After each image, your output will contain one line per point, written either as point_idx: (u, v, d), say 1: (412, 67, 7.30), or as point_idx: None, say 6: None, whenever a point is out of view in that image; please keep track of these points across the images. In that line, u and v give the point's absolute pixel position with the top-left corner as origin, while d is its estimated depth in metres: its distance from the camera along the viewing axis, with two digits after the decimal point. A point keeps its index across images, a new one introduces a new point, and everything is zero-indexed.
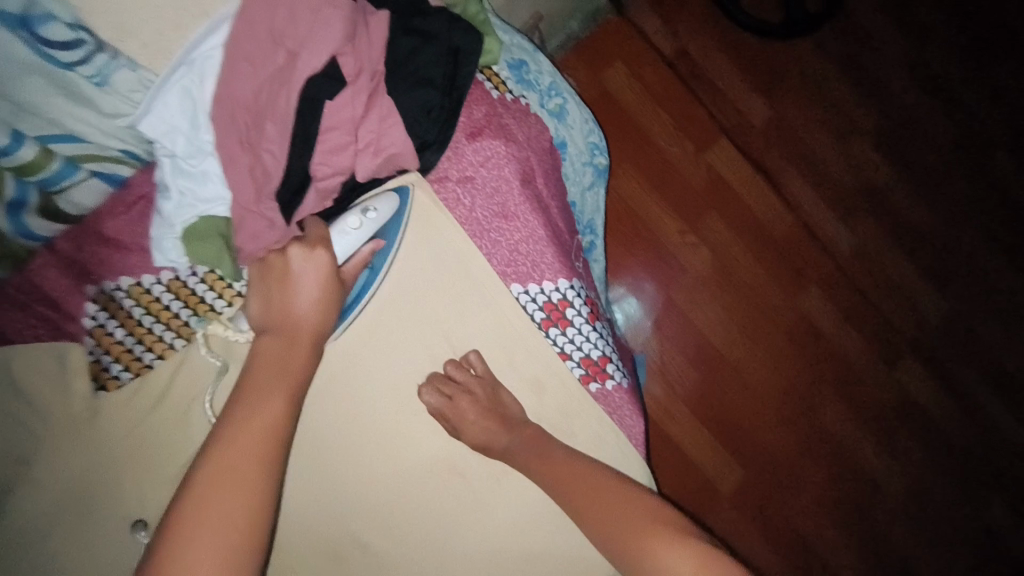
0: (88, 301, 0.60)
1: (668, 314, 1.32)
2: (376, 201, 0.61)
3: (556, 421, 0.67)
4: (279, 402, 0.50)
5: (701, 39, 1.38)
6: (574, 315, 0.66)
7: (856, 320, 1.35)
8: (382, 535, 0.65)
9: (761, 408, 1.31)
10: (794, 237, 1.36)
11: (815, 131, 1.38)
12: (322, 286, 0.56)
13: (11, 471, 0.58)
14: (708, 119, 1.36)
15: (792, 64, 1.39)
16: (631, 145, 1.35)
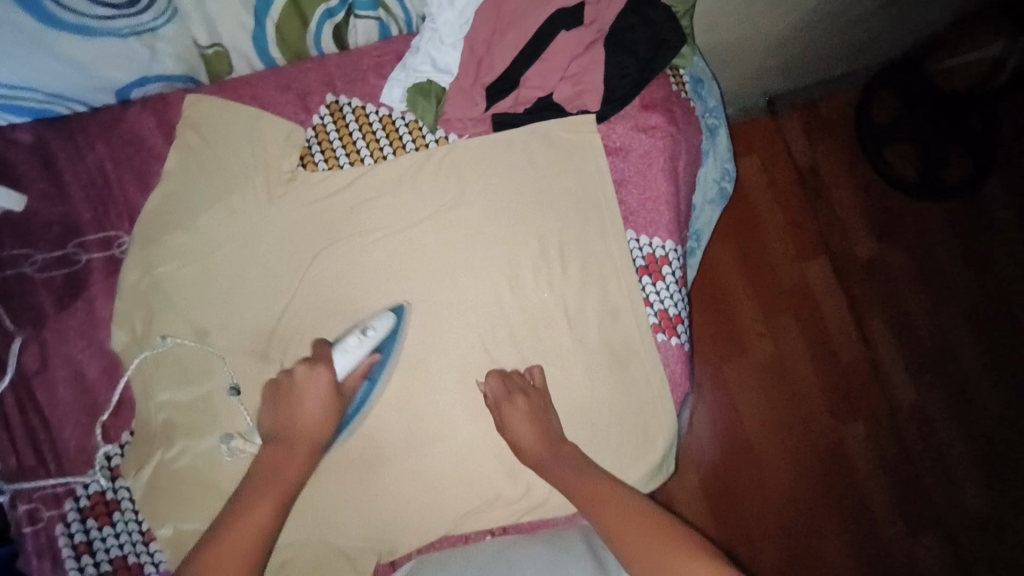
0: (324, 104, 0.77)
1: (713, 385, 1.38)
2: (375, 321, 0.70)
3: (615, 349, 0.75)
4: (262, 510, 0.58)
5: (836, 166, 1.48)
6: (667, 272, 0.77)
7: (892, 472, 1.35)
8: (441, 372, 0.74)
9: (769, 513, 1.32)
10: (858, 370, 1.39)
11: (911, 287, 1.44)
12: (320, 400, 0.65)
13: (215, 192, 0.74)
14: (817, 236, 1.45)
15: (912, 222, 1.46)
16: (739, 229, 1.45)
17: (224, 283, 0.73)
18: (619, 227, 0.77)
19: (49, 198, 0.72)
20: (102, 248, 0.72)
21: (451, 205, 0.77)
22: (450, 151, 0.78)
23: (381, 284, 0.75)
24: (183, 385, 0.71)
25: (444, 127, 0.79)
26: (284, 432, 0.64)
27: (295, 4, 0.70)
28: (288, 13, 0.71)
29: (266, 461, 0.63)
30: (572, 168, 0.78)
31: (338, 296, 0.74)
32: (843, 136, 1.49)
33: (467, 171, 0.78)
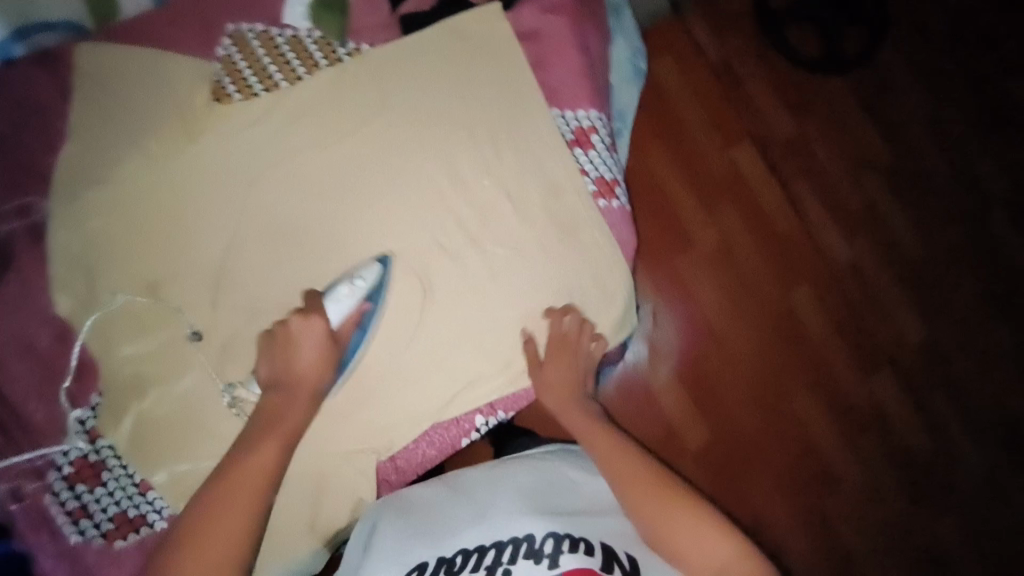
0: (225, 35, 0.75)
1: (670, 280, 1.44)
2: (362, 271, 0.72)
3: (562, 223, 0.79)
4: (271, 447, 0.61)
5: (745, 53, 1.53)
6: (597, 140, 0.82)
7: (841, 324, 1.46)
8: (402, 275, 0.76)
9: (739, 382, 1.42)
10: (795, 238, 1.49)
11: (831, 155, 1.53)
12: (314, 347, 0.66)
13: (130, 142, 0.72)
14: (736, 120, 1.51)
15: (823, 94, 1.54)
16: (665, 129, 1.50)
17: (162, 232, 0.72)
18: (543, 109, 0.80)
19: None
20: (20, 215, 0.70)
21: (378, 116, 0.77)
22: (364, 61, 0.77)
23: (326, 206, 0.76)
24: (145, 337, 0.70)
25: (353, 39, 0.78)
26: (281, 379, 0.66)
27: None
28: None
29: (270, 407, 0.64)
30: (488, 59, 0.80)
31: (285, 224, 0.75)
32: (746, 25, 1.54)
33: (384, 79, 0.78)
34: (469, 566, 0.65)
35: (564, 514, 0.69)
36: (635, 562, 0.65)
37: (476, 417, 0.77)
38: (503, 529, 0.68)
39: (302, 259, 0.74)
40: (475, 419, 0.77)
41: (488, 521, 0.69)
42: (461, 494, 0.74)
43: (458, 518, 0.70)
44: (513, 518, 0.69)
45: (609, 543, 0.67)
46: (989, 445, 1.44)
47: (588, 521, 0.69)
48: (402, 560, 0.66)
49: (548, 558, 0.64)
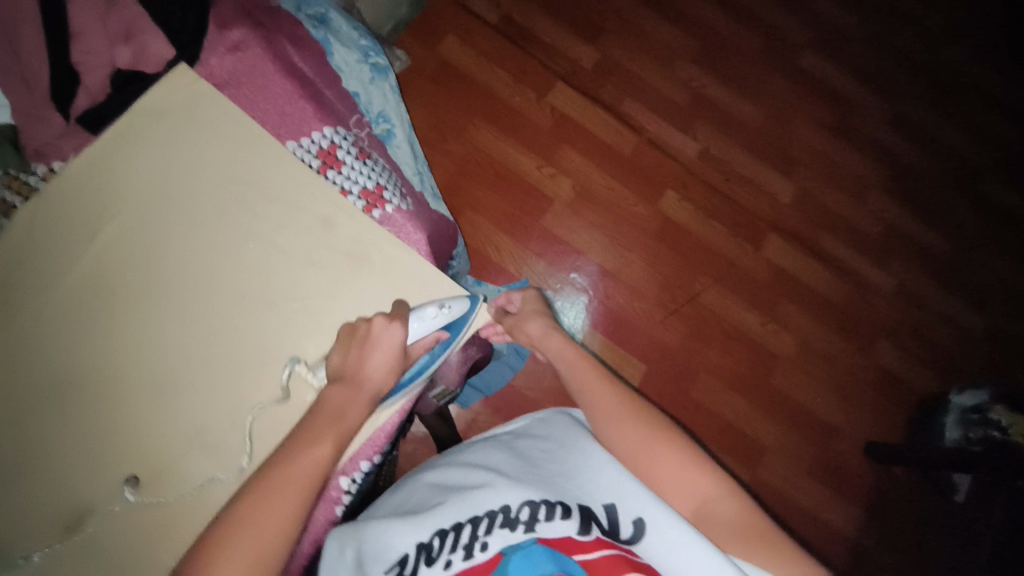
0: None
1: (549, 243, 1.41)
2: (452, 301, 0.71)
3: (349, 248, 0.74)
4: (326, 447, 0.61)
5: (523, 7, 1.54)
6: (344, 155, 0.80)
7: (716, 213, 1.48)
8: (199, 367, 0.69)
9: (648, 305, 1.41)
10: (643, 152, 1.49)
11: (643, 65, 1.56)
12: (390, 355, 0.67)
13: None
14: (543, 68, 1.50)
15: (609, 14, 1.58)
16: (477, 104, 1.45)
17: None
18: (274, 143, 0.75)
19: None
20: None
21: (105, 223, 0.71)
22: (64, 178, 0.72)
23: (90, 337, 0.68)
24: None
25: (41, 161, 0.74)
26: (347, 374, 0.66)
27: None
28: None
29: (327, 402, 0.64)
30: (199, 117, 0.75)
31: (54, 373, 0.67)
32: None
33: (92, 185, 0.72)
34: (445, 545, 0.66)
35: (540, 481, 0.71)
36: (613, 516, 0.69)
37: (339, 480, 0.73)
38: (477, 503, 0.68)
39: (83, 401, 0.67)
40: (340, 483, 0.73)
41: (469, 498, 0.69)
42: (444, 488, 0.75)
43: (439, 500, 0.72)
44: (488, 493, 0.69)
45: (586, 503, 0.69)
46: (881, 260, 1.52)
47: (565, 486, 0.71)
48: (382, 556, 0.68)
49: (523, 524, 0.65)
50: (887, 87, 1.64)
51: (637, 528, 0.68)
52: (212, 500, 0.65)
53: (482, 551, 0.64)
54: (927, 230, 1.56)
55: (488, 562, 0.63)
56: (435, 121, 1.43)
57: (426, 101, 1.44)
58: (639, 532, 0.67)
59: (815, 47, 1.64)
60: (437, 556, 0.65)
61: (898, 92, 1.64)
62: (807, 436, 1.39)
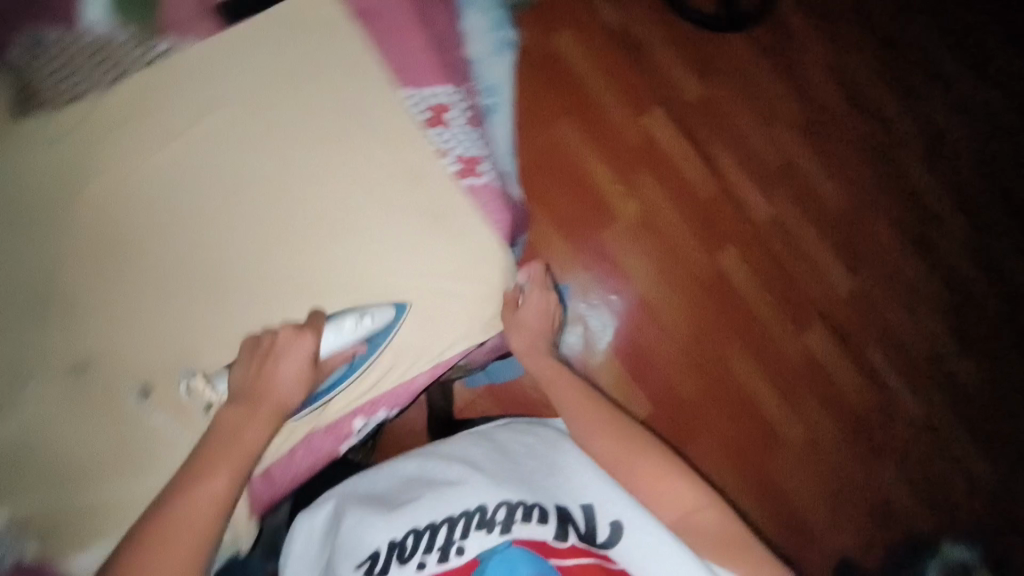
0: (26, 43, 0.70)
1: (598, 258, 1.40)
2: (374, 310, 0.70)
3: (427, 210, 0.74)
4: (223, 476, 0.57)
5: (644, 25, 1.52)
6: (452, 117, 0.79)
7: (769, 284, 1.45)
8: (249, 278, 0.70)
9: (673, 350, 1.40)
10: (718, 203, 1.47)
11: (743, 117, 1.52)
12: (299, 370, 0.65)
13: None
14: (647, 89, 1.48)
15: (725, 56, 1.54)
16: (573, 103, 1.44)
17: None
18: (388, 87, 0.75)
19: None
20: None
21: (207, 113, 0.72)
22: (184, 59, 0.73)
23: (158, 218, 0.69)
24: None
25: (171, 33, 0.74)
26: (248, 390, 0.63)
27: None
28: None
29: (231, 422, 0.61)
30: (322, 44, 0.75)
31: (114, 240, 0.68)
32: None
33: (204, 74, 0.73)
34: (420, 546, 0.66)
35: (518, 482, 0.72)
36: (590, 517, 0.69)
37: (352, 422, 0.73)
38: (452, 503, 0.70)
39: (136, 274, 0.68)
40: (354, 423, 0.73)
41: (447, 497, 0.71)
42: (419, 483, 0.75)
43: (414, 495, 0.73)
44: (465, 492, 0.70)
45: (564, 504, 0.70)
46: (916, 384, 1.48)
47: (541, 485, 0.72)
48: (354, 552, 0.68)
49: (500, 526, 0.66)
50: (980, 215, 1.59)
51: (614, 530, 0.68)
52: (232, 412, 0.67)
53: (458, 555, 0.65)
54: (973, 371, 1.50)
55: (463, 566, 0.64)
56: (528, 106, 1.43)
57: (528, 86, 1.44)
58: (615, 535, 0.68)
59: (920, 153, 1.59)
60: (410, 556, 0.66)
61: (990, 224, 1.58)
62: (788, 531, 1.36)
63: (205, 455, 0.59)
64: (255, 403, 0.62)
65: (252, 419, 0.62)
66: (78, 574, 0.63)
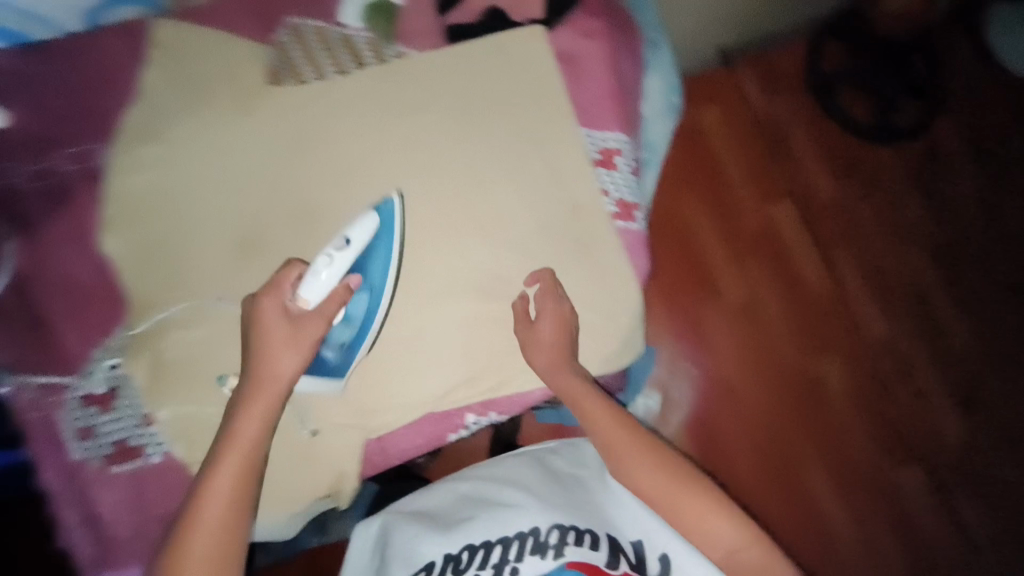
0: (285, 26, 0.81)
1: (690, 331, 1.35)
2: (354, 226, 0.68)
3: (580, 240, 0.79)
4: (227, 479, 0.61)
5: (791, 115, 1.46)
6: (620, 162, 0.84)
7: (868, 408, 1.34)
8: (411, 260, 0.76)
9: (746, 443, 1.31)
10: (830, 310, 1.38)
11: (874, 231, 1.42)
12: (281, 345, 0.64)
13: (182, 112, 0.77)
14: (780, 178, 1.43)
15: (868, 163, 1.45)
16: (700, 175, 1.43)
17: (187, 191, 0.76)
18: (572, 125, 0.83)
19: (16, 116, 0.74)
20: (46, 177, 0.73)
21: (416, 114, 0.81)
22: (410, 64, 0.81)
23: (354, 190, 0.78)
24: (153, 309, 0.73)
25: (401, 41, 0.82)
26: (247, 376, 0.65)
27: None
28: None
29: (229, 419, 0.64)
30: (528, 75, 0.83)
31: (312, 202, 0.77)
32: (797, 87, 1.46)
33: (420, 81, 0.81)
34: (475, 561, 0.68)
35: (568, 505, 0.72)
36: (640, 550, 0.70)
37: (466, 415, 0.77)
38: (506, 523, 0.71)
39: (325, 236, 0.76)
40: (467, 417, 0.77)
41: (500, 516, 0.72)
42: (471, 501, 0.76)
43: (467, 514, 0.74)
44: (517, 513, 0.71)
45: (614, 534, 0.71)
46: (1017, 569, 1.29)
47: (590, 512, 0.72)
48: (410, 560, 0.70)
49: (552, 550, 0.67)
50: None
51: (664, 564, 0.69)
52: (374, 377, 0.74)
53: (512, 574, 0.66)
54: None
55: None
56: None
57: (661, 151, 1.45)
58: (665, 568, 0.69)
59: None
60: (465, 569, 0.68)
61: None
62: None
63: (218, 451, 0.63)
64: (253, 398, 0.64)
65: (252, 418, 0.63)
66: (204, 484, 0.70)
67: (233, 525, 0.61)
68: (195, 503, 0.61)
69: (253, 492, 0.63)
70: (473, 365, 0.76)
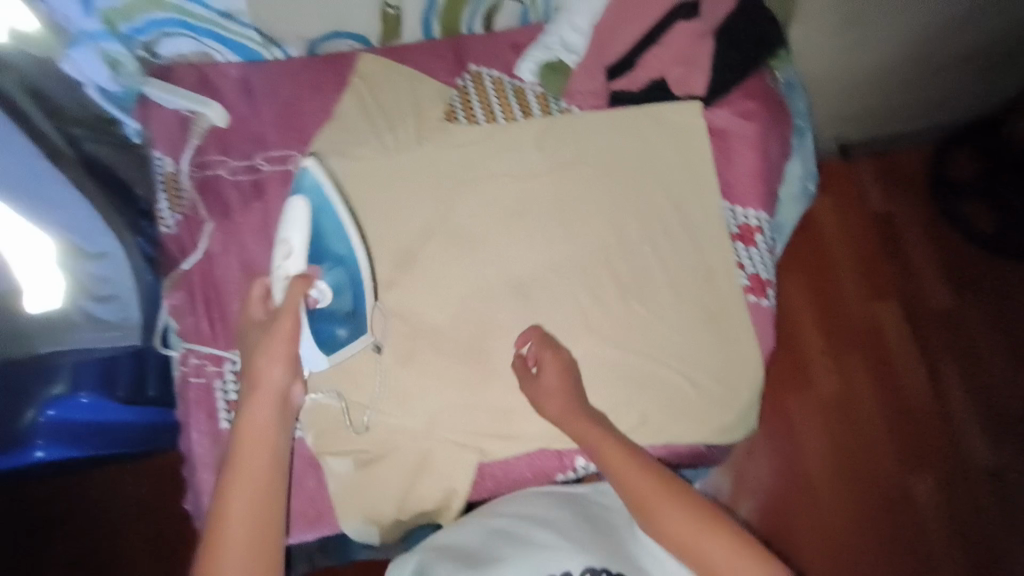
0: (467, 73, 0.90)
1: (776, 418, 1.26)
2: (284, 218, 0.73)
3: (710, 307, 0.83)
4: (240, 491, 0.62)
5: (909, 214, 1.38)
6: (760, 239, 0.86)
7: (964, 540, 1.20)
8: (547, 297, 0.82)
9: (824, 553, 1.19)
10: (932, 425, 1.26)
11: (990, 351, 1.31)
12: (266, 343, 0.69)
13: (368, 135, 0.87)
14: (892, 277, 1.34)
15: (988, 278, 1.34)
16: (807, 260, 1.34)
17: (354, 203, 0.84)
18: (716, 197, 0.86)
19: (232, 117, 0.85)
20: (249, 172, 0.84)
21: (574, 165, 0.87)
22: (572, 120, 0.88)
23: (509, 228, 0.84)
24: None
25: (567, 100, 0.90)
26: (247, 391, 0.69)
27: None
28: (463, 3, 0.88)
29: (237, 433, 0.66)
30: (680, 145, 0.87)
31: (471, 233, 0.84)
32: (919, 189, 1.39)
33: (579, 136, 0.88)
34: None
35: (606, 552, 0.64)
36: None
37: (577, 457, 0.78)
38: (539, 566, 0.62)
39: (475, 263, 0.83)
40: (578, 459, 0.79)
41: (534, 555, 0.63)
42: (500, 538, 0.67)
43: (498, 552, 0.65)
44: (551, 554, 0.63)
45: None
46: None
47: (627, 563, 0.64)
48: None
49: None
50: None
51: None
52: (497, 401, 0.78)
53: None
54: None
55: None
56: None
57: None
58: None
59: None
60: None
61: None
62: None
63: (227, 468, 0.64)
64: (253, 405, 0.67)
65: (256, 427, 0.65)
66: (329, 472, 0.75)
67: (260, 538, 0.60)
68: (213, 524, 0.60)
69: (273, 503, 0.63)
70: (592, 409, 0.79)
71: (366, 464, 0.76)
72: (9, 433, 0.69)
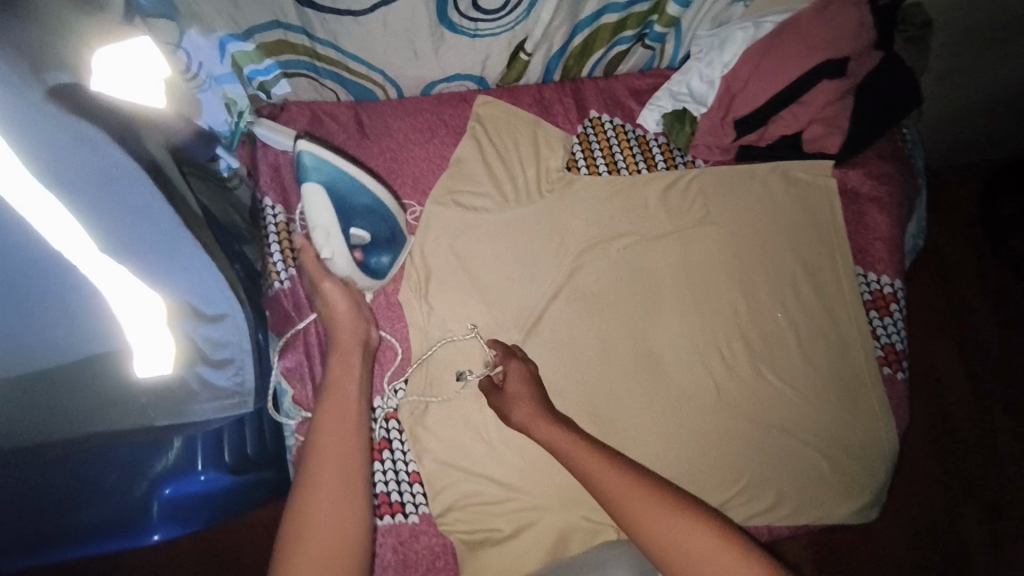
0: (588, 118, 0.86)
1: None
2: (317, 205, 0.66)
3: (843, 378, 0.80)
4: (331, 476, 0.52)
5: (962, 248, 1.21)
6: (894, 307, 0.84)
7: None
8: (675, 361, 0.78)
9: None
10: (1001, 483, 1.07)
11: None
12: (344, 296, 0.65)
13: (486, 183, 0.81)
14: (950, 314, 1.17)
15: None
16: None
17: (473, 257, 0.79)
18: (848, 262, 0.83)
19: None
20: None
21: (707, 223, 0.83)
22: (699, 175, 0.85)
23: (637, 287, 0.80)
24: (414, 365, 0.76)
25: (693, 152, 0.86)
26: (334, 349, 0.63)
27: (598, 42, 0.82)
28: (595, 47, 0.83)
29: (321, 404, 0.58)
30: (811, 206, 0.85)
31: (599, 292, 0.80)
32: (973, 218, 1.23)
33: (706, 191, 0.84)
34: None
35: None
36: None
37: None
38: None
39: (603, 325, 0.79)
40: None
41: None
42: None
43: None
44: None
45: None
46: None
47: None
48: None
49: None
50: None
51: None
52: None
53: None
54: None
55: None
56: None
57: None
58: None
59: None
60: None
61: None
62: None
63: (310, 453, 0.54)
64: (342, 360, 0.61)
65: (346, 385, 0.59)
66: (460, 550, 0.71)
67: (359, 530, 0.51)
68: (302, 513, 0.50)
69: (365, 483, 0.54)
70: (729, 487, 0.75)
71: (495, 542, 0.71)
72: (126, 518, 0.66)
